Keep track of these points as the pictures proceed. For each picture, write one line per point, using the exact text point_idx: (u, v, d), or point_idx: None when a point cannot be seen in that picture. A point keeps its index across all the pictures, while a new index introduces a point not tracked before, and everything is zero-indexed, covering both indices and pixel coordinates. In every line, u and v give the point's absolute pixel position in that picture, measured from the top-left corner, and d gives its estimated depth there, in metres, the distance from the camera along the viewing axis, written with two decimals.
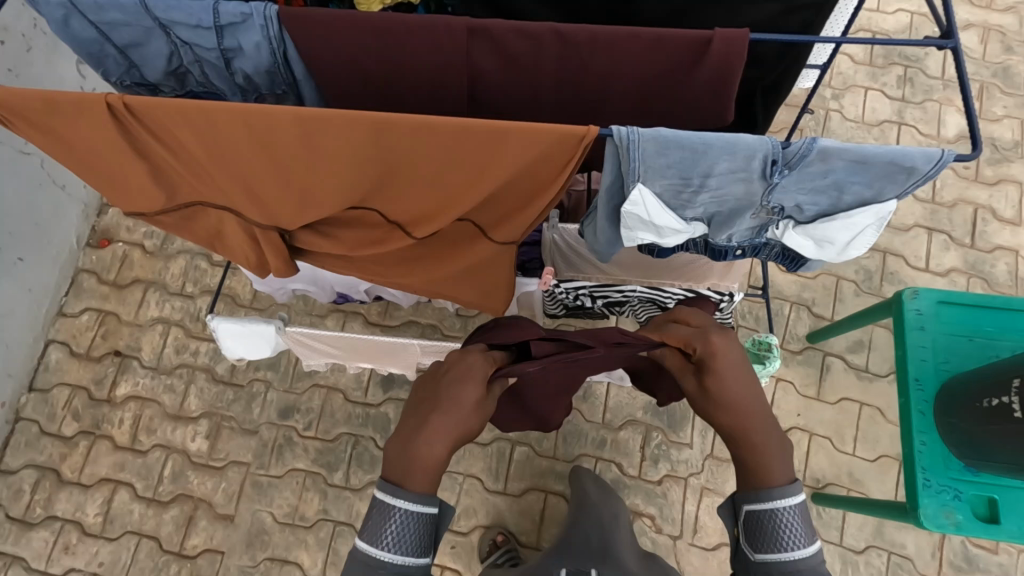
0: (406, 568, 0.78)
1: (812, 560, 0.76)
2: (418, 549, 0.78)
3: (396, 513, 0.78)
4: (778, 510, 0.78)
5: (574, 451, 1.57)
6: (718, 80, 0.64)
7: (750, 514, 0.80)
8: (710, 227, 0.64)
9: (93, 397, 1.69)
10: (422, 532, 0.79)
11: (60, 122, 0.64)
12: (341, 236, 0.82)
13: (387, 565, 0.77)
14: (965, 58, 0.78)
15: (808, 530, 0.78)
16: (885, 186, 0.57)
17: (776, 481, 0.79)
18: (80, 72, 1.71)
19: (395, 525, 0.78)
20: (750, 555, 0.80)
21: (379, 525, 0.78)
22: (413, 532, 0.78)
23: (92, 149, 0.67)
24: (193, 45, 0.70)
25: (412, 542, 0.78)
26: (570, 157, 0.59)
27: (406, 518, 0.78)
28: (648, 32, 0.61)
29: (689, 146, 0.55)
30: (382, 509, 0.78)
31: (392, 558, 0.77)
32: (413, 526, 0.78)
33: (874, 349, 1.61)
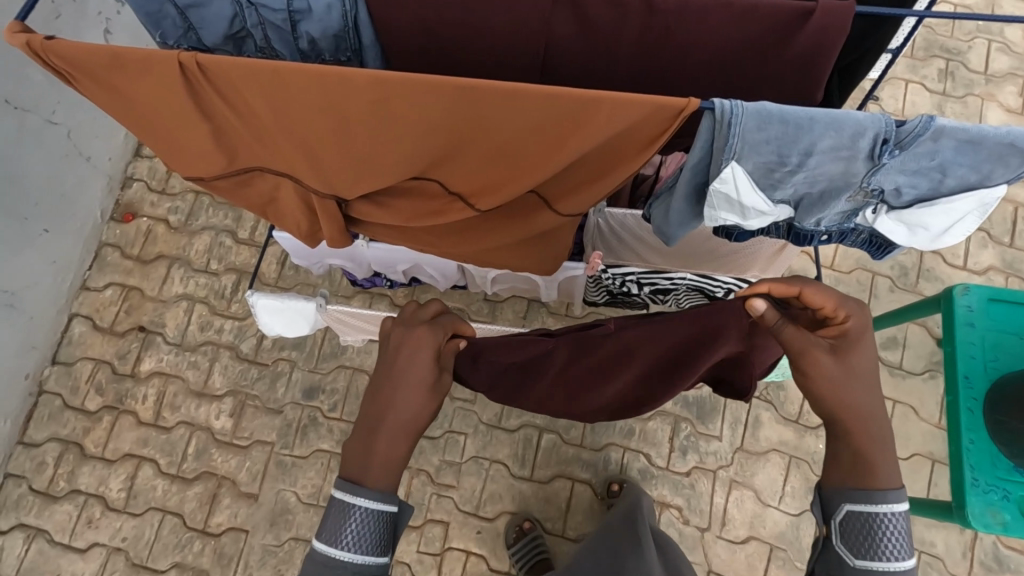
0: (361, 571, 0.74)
1: (909, 572, 0.72)
2: (376, 549, 0.75)
3: (356, 511, 0.75)
4: (884, 516, 0.73)
5: (602, 440, 1.55)
6: (811, 55, 0.61)
7: (849, 517, 0.74)
8: (797, 210, 0.62)
9: (116, 371, 1.67)
10: (380, 531, 0.75)
11: (124, 78, 0.61)
12: (399, 206, 0.79)
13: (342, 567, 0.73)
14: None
15: (907, 543, 0.73)
16: (994, 169, 0.54)
17: (883, 484, 0.74)
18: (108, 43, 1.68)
19: (354, 523, 0.74)
20: (845, 559, 0.73)
21: (334, 524, 0.74)
22: (371, 534, 0.75)
23: (154, 109, 0.64)
24: (259, 6, 0.67)
25: (370, 542, 0.75)
26: (664, 127, 0.57)
27: (364, 517, 0.75)
28: (741, 1, 0.59)
29: (793, 121, 0.52)
30: (342, 505, 0.75)
31: (352, 558, 0.73)
32: (373, 525, 0.75)
33: (908, 346, 1.59)
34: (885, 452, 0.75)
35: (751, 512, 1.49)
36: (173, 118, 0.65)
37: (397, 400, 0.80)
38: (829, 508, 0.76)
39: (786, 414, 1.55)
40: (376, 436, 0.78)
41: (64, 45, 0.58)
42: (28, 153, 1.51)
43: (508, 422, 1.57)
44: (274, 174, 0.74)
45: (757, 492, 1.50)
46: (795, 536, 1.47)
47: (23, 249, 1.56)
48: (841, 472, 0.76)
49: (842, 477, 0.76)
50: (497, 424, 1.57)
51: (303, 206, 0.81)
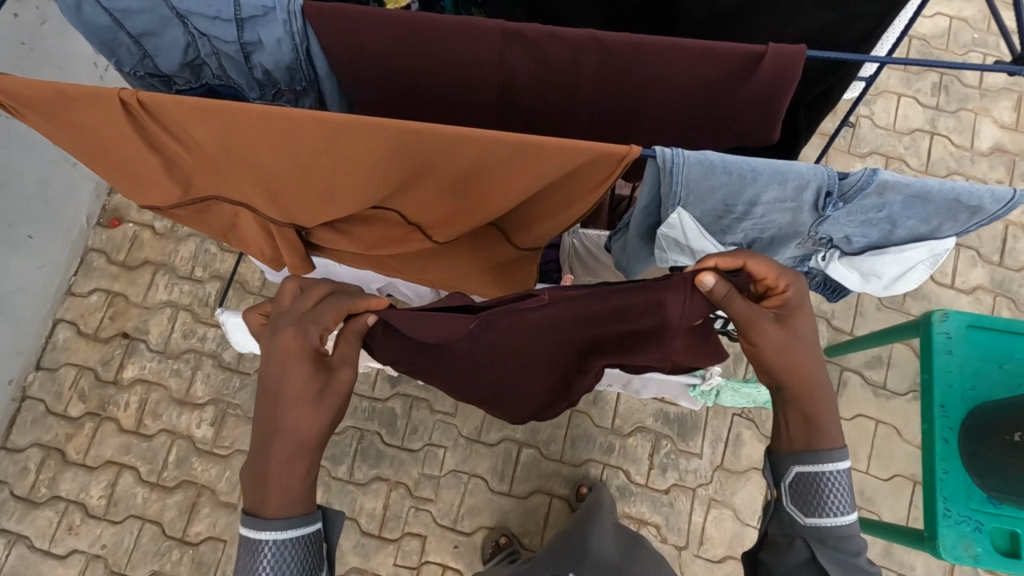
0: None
1: (854, 528, 0.70)
2: (305, 569, 0.69)
3: (266, 545, 0.67)
4: (827, 474, 0.70)
5: (582, 456, 1.55)
6: (767, 95, 0.59)
7: (799, 478, 0.71)
8: (749, 253, 0.61)
9: (99, 378, 1.68)
10: (303, 551, 0.69)
11: (72, 113, 0.61)
12: (360, 232, 0.79)
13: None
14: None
15: (853, 496, 0.71)
16: (944, 223, 0.53)
17: (830, 444, 0.71)
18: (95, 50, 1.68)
19: (269, 558, 0.67)
20: (798, 521, 0.71)
21: (253, 563, 0.67)
22: (295, 558, 0.68)
23: (103, 142, 0.64)
24: (211, 37, 0.66)
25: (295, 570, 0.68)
26: (608, 173, 0.56)
27: (280, 548, 0.68)
28: (697, 43, 0.57)
29: (736, 172, 0.51)
30: (250, 545, 0.67)
31: None
32: (291, 555, 0.68)
33: (893, 366, 1.57)
34: (831, 411, 0.72)
35: (730, 531, 1.48)
36: (121, 151, 0.65)
37: (291, 418, 0.70)
38: (778, 469, 0.73)
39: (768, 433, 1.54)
40: (272, 459, 0.69)
41: (7, 82, 0.58)
42: (13, 161, 1.51)
43: (489, 436, 1.57)
44: (230, 202, 0.74)
45: (736, 511, 1.49)
46: None
47: (8, 256, 1.56)
48: (789, 435, 0.73)
49: (789, 436, 0.73)
50: (477, 437, 1.57)
51: (263, 233, 0.81)
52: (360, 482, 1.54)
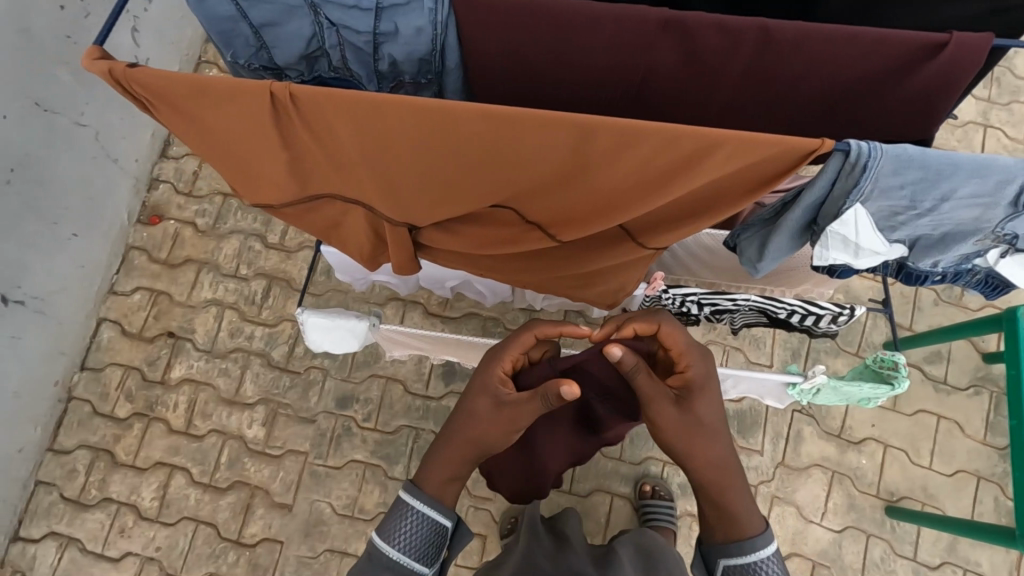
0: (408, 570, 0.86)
1: None
2: (422, 556, 0.87)
3: (410, 514, 0.88)
4: (757, 562, 0.83)
5: (640, 454, 1.54)
6: (934, 88, 0.57)
7: (727, 568, 0.85)
8: (911, 251, 0.59)
9: (146, 378, 1.65)
10: (430, 541, 0.88)
11: (207, 109, 0.57)
12: (470, 234, 0.77)
13: (393, 560, 0.86)
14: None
15: (785, 572, 0.84)
16: None
17: (750, 532, 0.84)
18: (136, 42, 1.63)
19: (409, 524, 0.87)
20: None
21: (395, 520, 0.88)
22: (421, 538, 0.88)
23: (236, 139, 0.61)
24: (341, 27, 0.63)
25: (417, 544, 0.87)
26: (785, 169, 0.54)
27: (421, 523, 0.87)
28: (870, 32, 0.55)
29: (936, 166, 0.49)
30: (400, 504, 0.88)
31: (399, 555, 0.86)
32: (423, 531, 0.88)
33: (953, 361, 1.56)
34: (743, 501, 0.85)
35: (792, 529, 1.47)
36: (251, 147, 0.62)
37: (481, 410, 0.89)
38: (710, 561, 0.87)
39: (828, 429, 1.53)
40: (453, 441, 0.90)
41: (147, 74, 0.55)
42: (58, 156, 1.47)
43: None
44: (346, 201, 0.71)
45: (799, 508, 1.48)
46: (838, 553, 1.45)
47: (54, 254, 1.53)
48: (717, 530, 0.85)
49: (718, 528, 0.85)
50: None
51: (371, 234, 0.79)
52: None
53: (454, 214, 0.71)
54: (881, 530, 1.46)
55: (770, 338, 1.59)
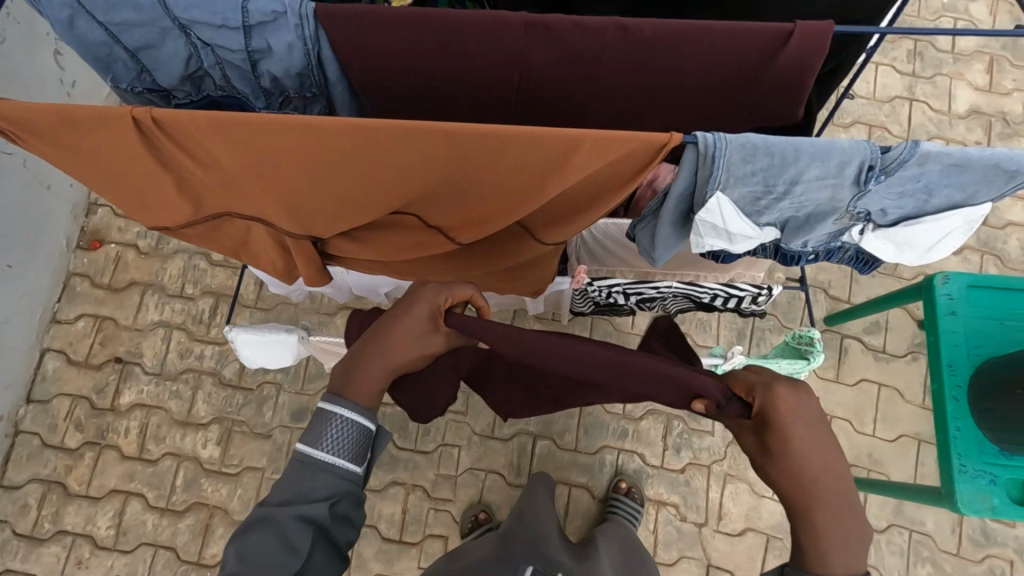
0: (342, 475, 0.73)
1: None
2: (353, 459, 0.74)
3: (336, 417, 0.73)
4: None
5: (596, 443, 1.56)
6: (793, 77, 0.59)
7: None
8: (783, 232, 0.61)
9: (95, 406, 1.62)
10: (358, 444, 0.74)
11: (78, 138, 0.57)
12: (378, 241, 0.78)
13: (323, 469, 0.72)
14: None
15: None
16: (980, 190, 0.54)
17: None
18: (59, 66, 1.60)
19: (335, 429, 0.73)
20: None
21: (320, 430, 0.73)
22: (355, 440, 0.74)
23: (114, 165, 0.61)
24: (215, 47, 0.63)
25: (349, 448, 0.74)
26: (647, 163, 0.56)
27: (346, 429, 0.73)
28: (723, 25, 0.56)
29: (778, 153, 0.51)
30: (321, 412, 0.73)
31: (328, 459, 0.72)
32: (352, 434, 0.74)
33: (891, 330, 1.61)
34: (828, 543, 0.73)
35: (747, 505, 1.50)
36: (133, 172, 0.62)
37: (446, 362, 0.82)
38: None
39: None
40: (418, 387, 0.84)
41: (10, 107, 0.54)
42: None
43: (502, 431, 1.57)
44: (244, 217, 0.71)
45: (751, 484, 1.52)
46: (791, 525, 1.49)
47: None
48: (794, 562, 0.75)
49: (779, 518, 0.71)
50: (490, 433, 1.57)
51: (277, 249, 0.79)
52: (377, 488, 1.53)
53: (354, 222, 0.71)
54: None
55: (715, 320, 1.62)
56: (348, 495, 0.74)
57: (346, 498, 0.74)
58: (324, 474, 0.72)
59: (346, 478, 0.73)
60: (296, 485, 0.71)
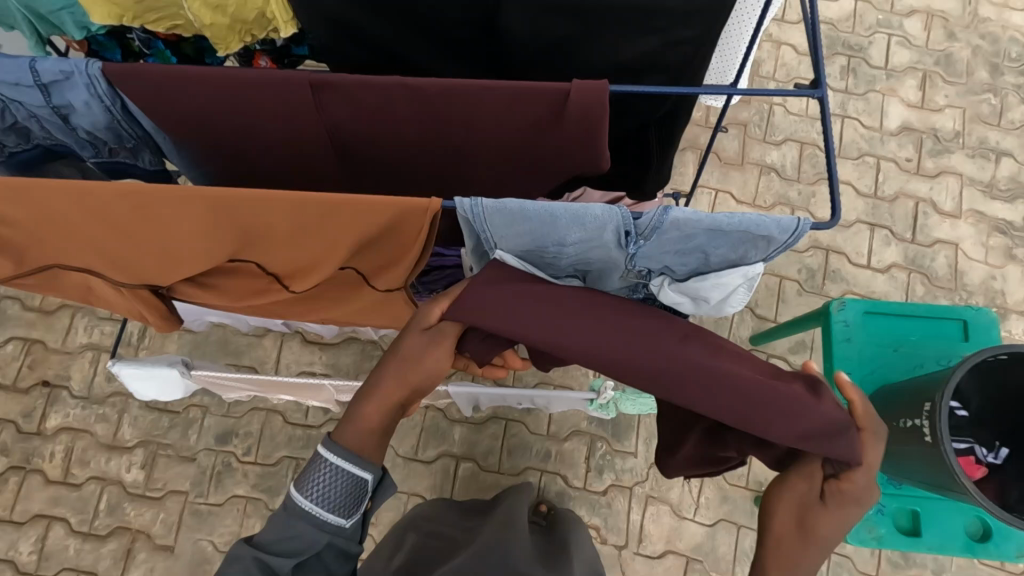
0: (332, 528, 0.74)
1: None
2: (337, 510, 0.73)
3: (325, 466, 0.73)
4: None
5: (520, 465, 1.56)
6: (581, 131, 0.62)
7: None
8: (585, 280, 0.71)
9: (22, 430, 1.63)
10: (346, 495, 0.74)
11: None
12: (220, 291, 0.76)
13: (313, 521, 0.73)
14: (824, 110, 0.78)
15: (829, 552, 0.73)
16: (745, 251, 0.63)
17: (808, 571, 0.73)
18: None
19: (322, 477, 0.73)
20: None
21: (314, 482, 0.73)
22: (347, 493, 0.73)
23: None
24: (21, 103, 0.63)
25: (334, 499, 0.73)
26: (417, 232, 0.62)
27: (340, 483, 0.73)
28: (501, 87, 0.59)
29: (543, 218, 0.60)
30: (312, 460, 0.73)
31: (311, 507, 0.73)
32: (341, 484, 0.73)
33: (816, 350, 1.61)
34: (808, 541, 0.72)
35: (667, 526, 1.50)
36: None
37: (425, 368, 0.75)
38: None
39: None
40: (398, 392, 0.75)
41: None
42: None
43: (426, 453, 1.57)
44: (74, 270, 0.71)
45: (672, 506, 1.51)
46: (711, 546, 1.49)
47: None
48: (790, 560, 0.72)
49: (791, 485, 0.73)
50: (414, 455, 1.57)
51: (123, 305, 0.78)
52: None
53: (194, 272, 0.71)
54: (752, 521, 1.50)
55: None
56: (329, 545, 0.74)
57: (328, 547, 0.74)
58: (314, 525, 0.73)
59: (330, 530, 0.73)
60: (280, 531, 0.72)
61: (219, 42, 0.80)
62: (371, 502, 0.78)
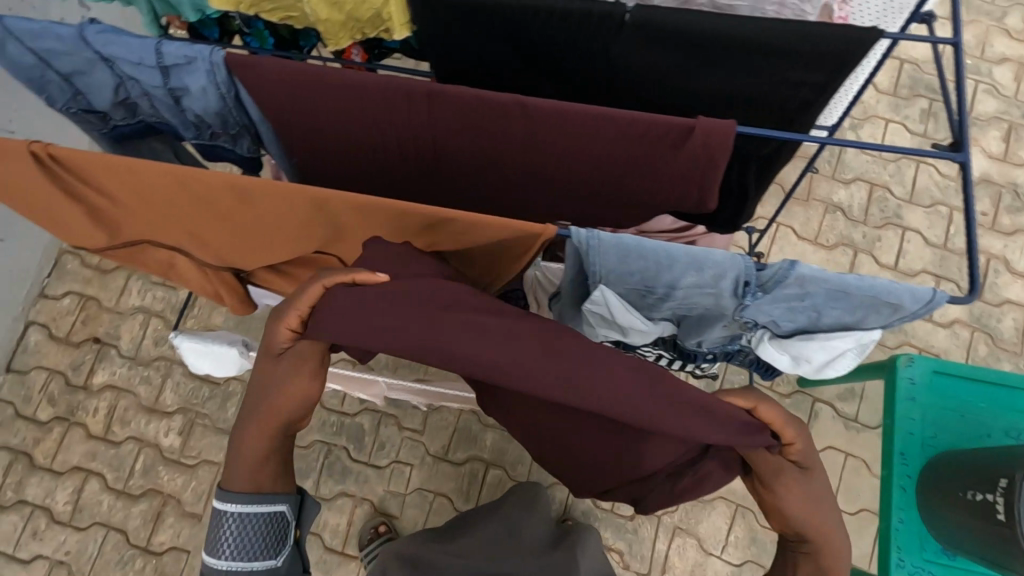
0: (261, 547, 0.72)
1: None
2: (264, 552, 0.72)
3: (228, 517, 0.72)
4: None
5: (548, 479, 1.54)
6: (697, 164, 0.64)
7: None
8: (678, 327, 0.71)
9: (69, 382, 1.68)
10: (266, 535, 0.72)
11: None
12: (298, 280, 0.77)
13: (239, 545, 0.71)
14: (964, 175, 0.77)
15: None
16: (866, 316, 0.64)
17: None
18: None
19: (231, 531, 0.71)
20: None
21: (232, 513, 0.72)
22: (265, 527, 0.72)
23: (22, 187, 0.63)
24: (137, 81, 0.65)
25: (255, 544, 0.72)
26: (532, 244, 0.63)
27: (259, 515, 0.72)
28: (623, 115, 0.61)
29: (656, 259, 0.60)
30: (215, 518, 0.72)
31: (231, 565, 0.71)
32: (253, 526, 0.72)
33: (865, 399, 1.56)
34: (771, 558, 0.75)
35: (692, 560, 1.47)
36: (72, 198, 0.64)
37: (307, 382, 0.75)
38: None
39: None
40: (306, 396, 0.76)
41: None
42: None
43: (454, 455, 1.57)
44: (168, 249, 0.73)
45: (699, 540, 1.48)
46: None
47: None
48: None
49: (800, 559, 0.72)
50: (443, 456, 1.57)
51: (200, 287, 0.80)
52: (326, 497, 1.55)
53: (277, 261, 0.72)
54: None
55: None
56: None
57: None
58: (241, 545, 0.71)
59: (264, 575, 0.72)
60: None
61: (328, 37, 0.82)
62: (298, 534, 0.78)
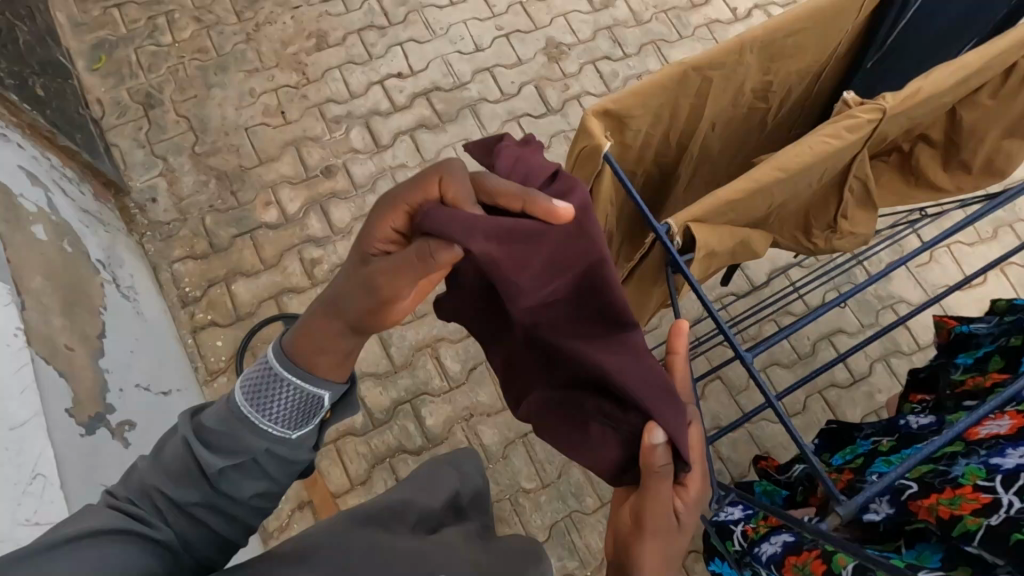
0: (274, 453, 0.66)
1: None
2: (293, 423, 0.67)
3: (285, 379, 0.67)
4: None
5: None
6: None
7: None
8: None
9: None
10: (302, 407, 0.68)
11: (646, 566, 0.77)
12: None
13: (250, 457, 0.64)
14: None
15: None
16: None
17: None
18: None
19: (277, 397, 0.66)
20: None
21: (226, 414, 0.65)
22: (224, 407, 0.66)
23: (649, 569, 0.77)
24: None
25: (291, 414, 0.67)
26: None
27: (296, 389, 0.67)
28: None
29: None
30: (270, 376, 0.67)
31: (272, 426, 0.66)
32: (296, 398, 0.67)
33: None
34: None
35: None
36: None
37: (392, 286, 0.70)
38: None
39: None
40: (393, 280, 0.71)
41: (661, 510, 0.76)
42: None
43: None
44: None
45: None
46: None
47: None
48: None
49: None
50: None
51: None
52: None
53: None
54: None
55: None
56: (274, 496, 0.67)
57: (289, 478, 0.68)
58: (256, 477, 0.65)
59: (285, 442, 0.66)
60: (231, 442, 0.64)
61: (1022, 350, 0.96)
62: (330, 417, 0.72)
